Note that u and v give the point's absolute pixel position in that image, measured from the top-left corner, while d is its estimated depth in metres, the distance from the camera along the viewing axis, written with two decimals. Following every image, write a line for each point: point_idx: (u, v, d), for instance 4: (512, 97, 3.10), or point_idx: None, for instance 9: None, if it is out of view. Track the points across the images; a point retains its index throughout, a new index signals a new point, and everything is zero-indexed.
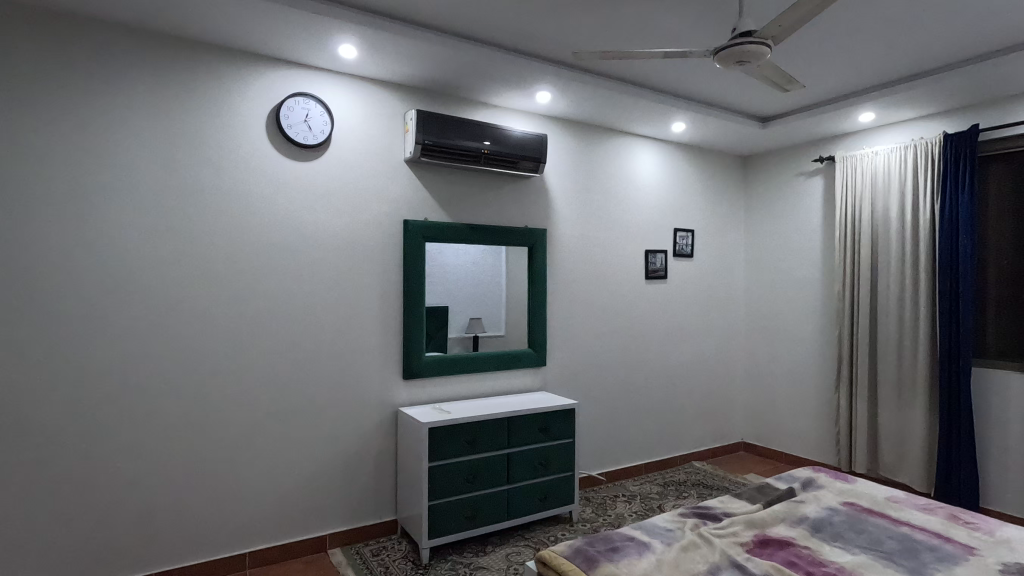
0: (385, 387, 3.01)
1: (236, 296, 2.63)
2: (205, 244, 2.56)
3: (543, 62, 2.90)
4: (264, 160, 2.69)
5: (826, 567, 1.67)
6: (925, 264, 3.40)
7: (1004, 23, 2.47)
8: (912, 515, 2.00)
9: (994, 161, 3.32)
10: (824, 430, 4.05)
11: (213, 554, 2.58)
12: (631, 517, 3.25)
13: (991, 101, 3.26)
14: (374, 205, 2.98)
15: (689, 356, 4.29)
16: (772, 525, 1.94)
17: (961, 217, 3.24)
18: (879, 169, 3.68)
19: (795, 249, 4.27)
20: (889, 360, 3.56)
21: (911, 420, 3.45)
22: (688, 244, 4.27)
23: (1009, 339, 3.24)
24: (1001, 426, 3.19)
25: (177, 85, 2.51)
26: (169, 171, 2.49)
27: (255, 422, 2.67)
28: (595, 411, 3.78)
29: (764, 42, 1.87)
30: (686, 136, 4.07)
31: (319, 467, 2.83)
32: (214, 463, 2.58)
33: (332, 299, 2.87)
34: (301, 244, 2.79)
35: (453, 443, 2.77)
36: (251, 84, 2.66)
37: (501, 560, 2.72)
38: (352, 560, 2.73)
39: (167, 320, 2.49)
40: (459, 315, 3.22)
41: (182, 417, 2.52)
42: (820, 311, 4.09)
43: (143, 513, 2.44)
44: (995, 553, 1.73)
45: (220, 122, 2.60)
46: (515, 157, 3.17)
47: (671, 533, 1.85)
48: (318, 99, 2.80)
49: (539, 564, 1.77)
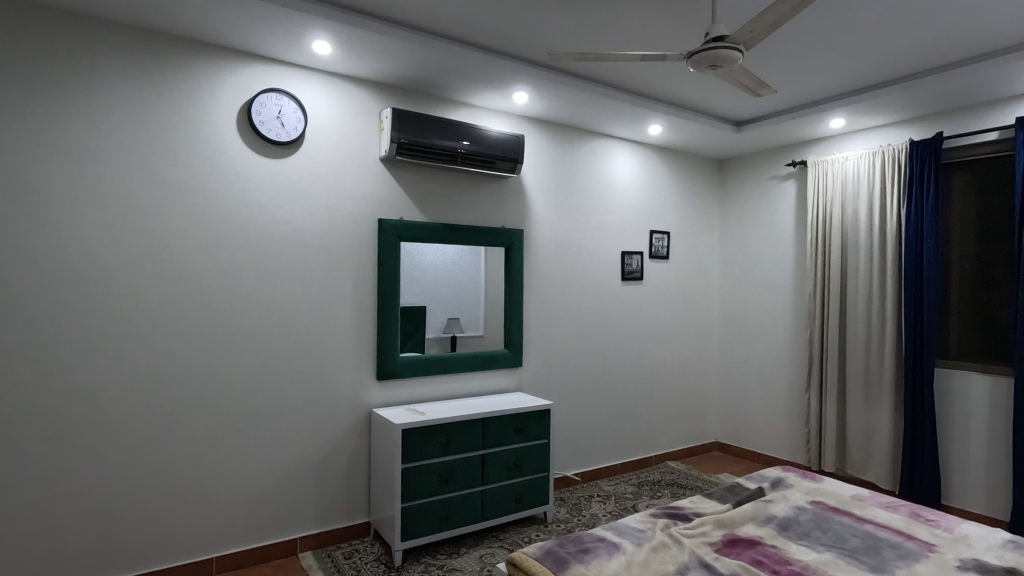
0: (358, 387, 2.97)
1: (206, 294, 2.57)
2: (174, 241, 2.50)
3: (520, 63, 2.90)
4: (236, 157, 2.64)
5: (792, 565, 1.69)
6: (892, 268, 3.49)
7: (969, 33, 2.54)
8: (876, 514, 2.04)
9: (958, 168, 3.41)
10: (795, 430, 4.12)
11: (178, 560, 2.51)
12: (605, 517, 3.26)
13: (954, 111, 3.36)
14: (348, 203, 2.94)
15: (664, 357, 4.33)
16: (740, 525, 1.96)
17: (926, 221, 3.33)
18: (849, 174, 3.76)
19: (769, 251, 4.33)
20: (857, 361, 3.64)
21: (878, 419, 3.54)
22: (664, 245, 4.32)
23: (971, 341, 3.34)
24: (962, 427, 3.28)
25: (144, 77, 2.44)
26: (136, 166, 2.43)
27: (224, 423, 2.61)
28: (571, 411, 3.79)
29: (736, 47, 1.89)
30: (663, 138, 4.10)
31: (291, 469, 2.78)
32: (181, 465, 2.52)
33: (305, 299, 2.82)
34: (273, 241, 2.73)
35: (427, 444, 2.75)
36: (222, 78, 2.60)
37: (474, 561, 2.71)
38: (323, 563, 2.69)
39: (132, 319, 2.42)
40: (436, 316, 3.21)
41: (148, 418, 2.45)
42: (791, 312, 4.17)
43: (106, 517, 2.36)
44: (953, 549, 1.78)
45: (190, 117, 2.53)
46: (492, 157, 3.16)
47: (642, 534, 1.87)
48: (292, 96, 2.75)
49: (510, 565, 1.76)
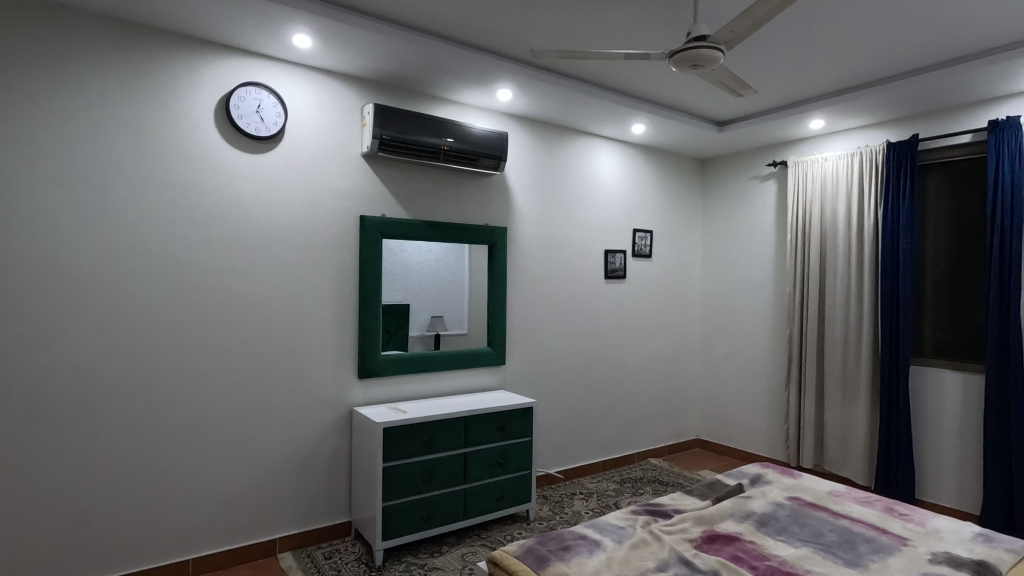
0: (339, 386, 2.94)
1: (183, 291, 2.52)
2: (150, 236, 2.45)
3: (503, 59, 2.89)
4: (214, 151, 2.59)
5: (770, 560, 1.71)
6: (869, 267, 3.55)
7: (945, 36, 2.59)
8: (852, 509, 2.07)
9: (932, 169, 3.48)
10: (775, 426, 4.18)
11: (153, 562, 2.45)
12: (587, 514, 3.28)
13: (928, 113, 3.43)
14: (329, 199, 2.90)
15: (647, 354, 4.36)
16: (720, 521, 1.98)
17: (902, 221, 3.39)
18: (828, 174, 3.81)
19: (750, 250, 4.38)
20: (835, 359, 3.70)
21: (854, 416, 3.60)
22: (646, 244, 4.34)
23: (945, 338, 3.41)
24: (935, 423, 3.35)
25: (117, 69, 2.38)
26: (111, 159, 2.37)
27: (201, 423, 2.56)
28: (554, 409, 3.80)
29: (717, 47, 1.90)
30: (646, 137, 4.11)
31: (270, 469, 2.74)
32: (158, 466, 2.47)
33: (285, 297, 2.78)
34: (253, 238, 2.69)
35: (409, 443, 2.73)
36: (200, 70, 2.55)
37: (456, 560, 2.71)
38: (302, 563, 2.66)
39: (107, 316, 2.37)
40: (419, 314, 3.19)
41: (123, 418, 2.40)
42: (771, 310, 4.22)
43: (79, 519, 2.31)
44: (926, 543, 1.82)
45: (166, 110, 2.48)
46: (475, 154, 3.15)
47: (622, 531, 1.87)
48: (271, 90, 2.71)
49: (491, 564, 1.75)
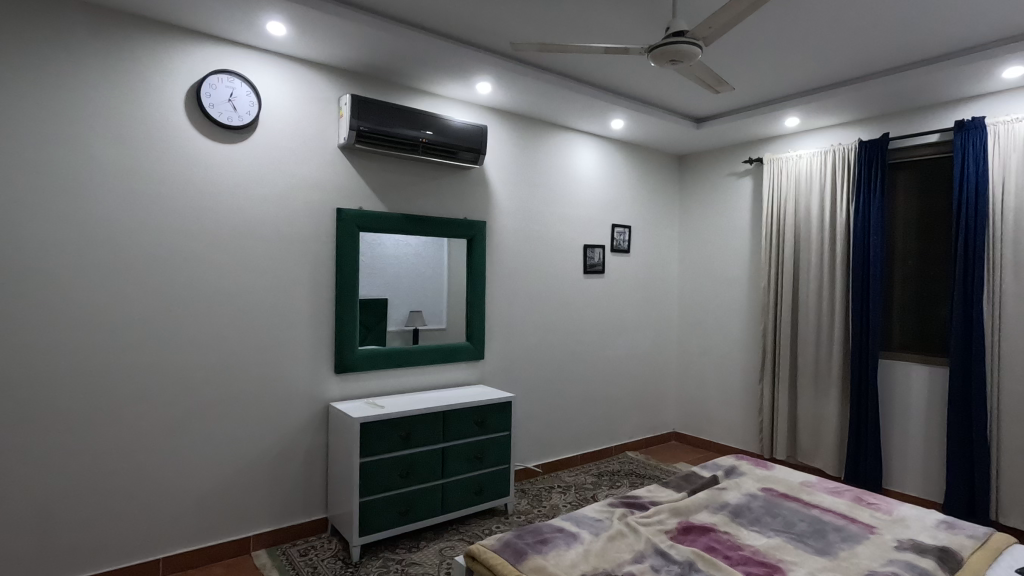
0: (316, 381, 2.90)
1: (151, 284, 2.45)
2: (116, 227, 2.37)
3: (483, 52, 2.87)
4: (184, 141, 2.51)
5: (743, 550, 1.74)
6: (840, 263, 3.63)
7: (917, 36, 2.64)
8: (822, 499, 2.12)
9: (902, 167, 3.57)
10: (749, 419, 4.25)
11: (121, 561, 2.39)
12: (565, 507, 3.30)
13: (898, 113, 3.51)
14: (305, 191, 2.85)
15: (625, 348, 4.40)
16: (694, 512, 2.01)
17: (873, 219, 3.48)
18: (803, 171, 3.88)
19: (726, 246, 4.44)
20: (808, 353, 3.78)
21: (826, 408, 3.69)
22: (625, 239, 4.37)
23: (912, 333, 3.50)
24: (902, 415, 3.45)
25: (80, 53, 2.29)
26: (75, 148, 2.29)
27: (172, 419, 2.50)
28: (532, 403, 3.81)
29: (694, 43, 1.91)
30: (625, 133, 4.13)
31: (244, 467, 2.69)
32: (126, 462, 2.40)
33: (258, 291, 2.72)
34: (225, 231, 2.63)
35: (386, 438, 2.71)
36: (169, 56, 2.47)
37: (434, 554, 2.70)
38: (277, 561, 2.62)
39: (72, 310, 2.29)
40: (397, 308, 3.16)
41: (89, 413, 2.33)
42: (745, 304, 4.30)
43: (42, 519, 2.23)
44: (892, 531, 1.87)
45: (134, 97, 2.40)
46: (454, 147, 3.12)
47: (599, 523, 1.89)
48: (244, 78, 2.64)
49: (468, 559, 1.75)
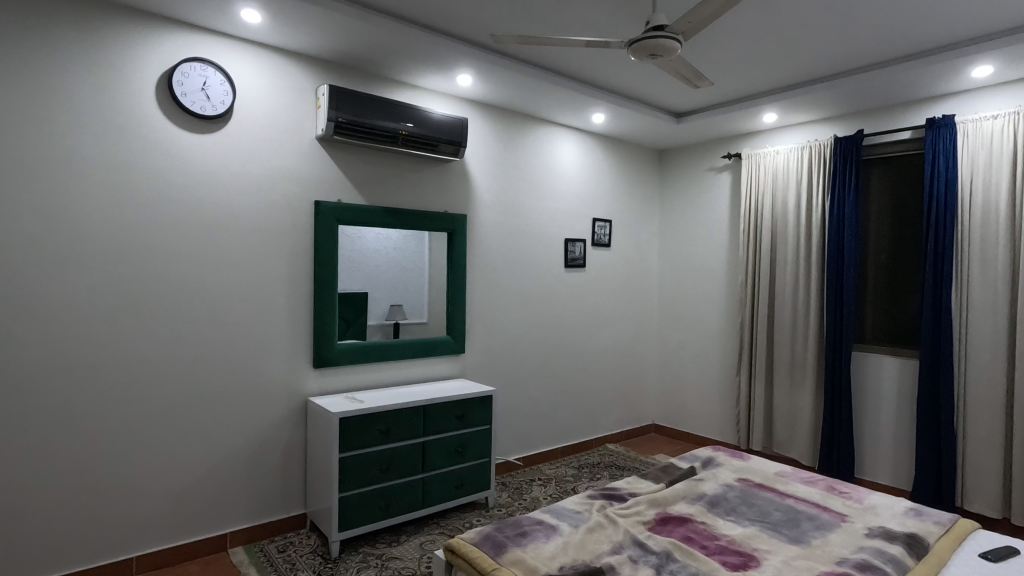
0: (293, 376, 2.86)
1: (122, 276, 2.38)
2: (85, 218, 2.30)
3: (463, 43, 2.84)
4: (156, 130, 2.45)
5: (719, 540, 1.77)
6: (816, 258, 3.69)
7: (891, 34, 2.69)
8: (796, 489, 2.17)
9: (876, 164, 3.64)
10: (726, 411, 4.32)
11: (92, 561, 2.34)
12: (546, 500, 3.32)
13: (872, 111, 3.58)
14: (282, 183, 2.80)
15: (605, 341, 4.43)
16: (672, 503, 2.03)
17: (848, 214, 3.54)
18: (780, 167, 3.93)
19: (705, 240, 4.49)
20: (784, 345, 3.85)
21: (801, 400, 3.76)
22: (605, 234, 4.39)
23: (884, 325, 3.59)
24: (874, 405, 3.53)
25: (45, 37, 2.21)
26: (40, 136, 2.21)
27: (145, 415, 2.45)
28: (512, 397, 3.81)
29: (674, 37, 1.91)
30: (606, 127, 4.14)
31: (220, 463, 2.65)
32: (97, 460, 2.34)
33: (235, 284, 2.67)
34: (199, 224, 2.57)
35: (365, 433, 2.69)
36: (140, 42, 2.39)
37: (414, 549, 2.69)
38: (254, 558, 2.59)
39: (38, 304, 2.21)
40: (377, 302, 3.13)
41: (58, 410, 2.26)
42: (724, 298, 4.35)
43: (8, 520, 2.17)
44: (863, 518, 1.92)
45: (102, 84, 2.32)
46: (435, 140, 3.09)
47: (579, 515, 1.90)
48: (218, 66, 2.57)
49: (448, 552, 1.75)
